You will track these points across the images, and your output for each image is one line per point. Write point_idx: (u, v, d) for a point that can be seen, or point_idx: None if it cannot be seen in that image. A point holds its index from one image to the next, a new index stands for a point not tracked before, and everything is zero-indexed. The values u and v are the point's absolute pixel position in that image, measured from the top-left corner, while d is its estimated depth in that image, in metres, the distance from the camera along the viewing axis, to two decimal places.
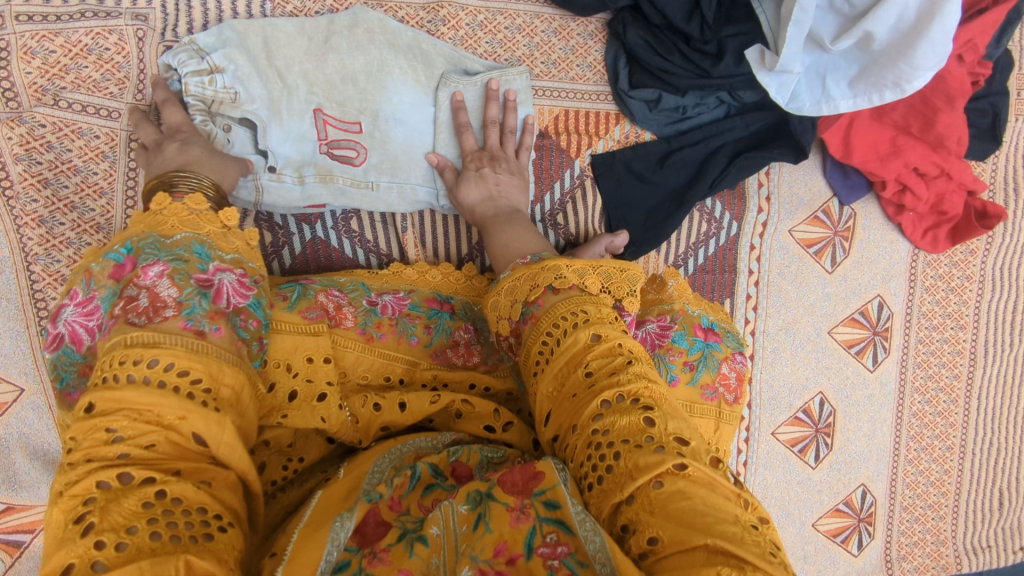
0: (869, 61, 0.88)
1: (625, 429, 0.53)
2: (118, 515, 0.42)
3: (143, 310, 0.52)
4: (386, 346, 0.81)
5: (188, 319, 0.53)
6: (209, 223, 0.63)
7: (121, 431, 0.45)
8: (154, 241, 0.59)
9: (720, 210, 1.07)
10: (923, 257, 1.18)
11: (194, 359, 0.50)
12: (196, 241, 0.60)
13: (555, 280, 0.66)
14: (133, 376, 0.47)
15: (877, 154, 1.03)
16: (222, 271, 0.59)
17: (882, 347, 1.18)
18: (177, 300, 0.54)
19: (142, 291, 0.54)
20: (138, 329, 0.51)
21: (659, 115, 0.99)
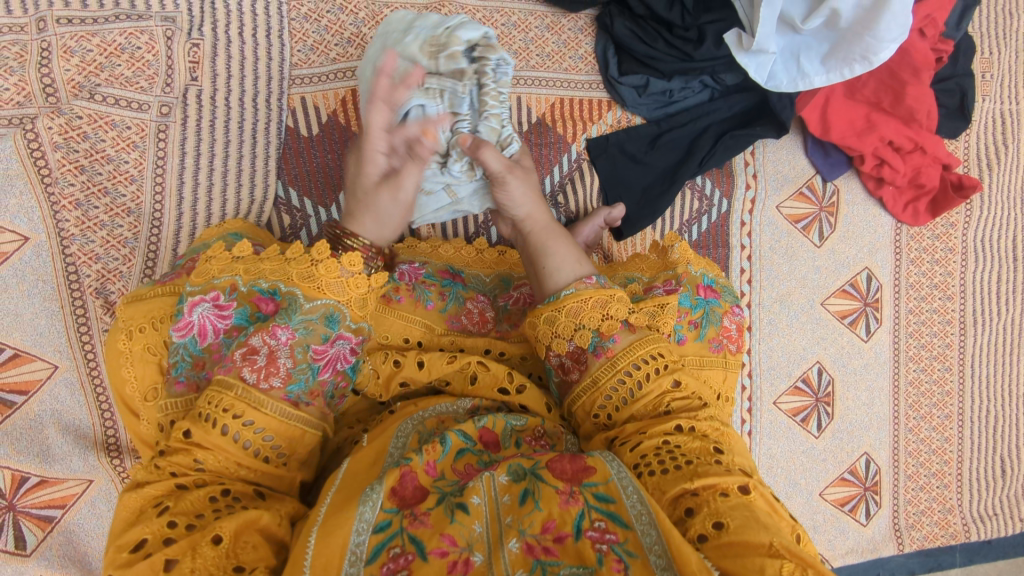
0: (838, 38, 0.96)
1: (696, 450, 0.65)
2: (188, 503, 0.55)
3: (257, 368, 0.63)
4: (404, 309, 0.86)
5: (289, 393, 0.63)
6: (353, 288, 0.69)
7: (204, 461, 0.58)
8: (298, 302, 0.67)
9: (710, 187, 1.13)
10: (906, 231, 1.24)
11: (281, 427, 0.62)
12: (332, 311, 0.68)
13: (629, 315, 0.75)
14: (226, 425, 0.59)
15: (854, 131, 1.10)
16: (341, 341, 0.68)
17: (874, 318, 1.22)
18: (289, 372, 0.64)
19: (264, 347, 0.64)
20: (246, 388, 0.61)
21: (647, 99, 1.07)
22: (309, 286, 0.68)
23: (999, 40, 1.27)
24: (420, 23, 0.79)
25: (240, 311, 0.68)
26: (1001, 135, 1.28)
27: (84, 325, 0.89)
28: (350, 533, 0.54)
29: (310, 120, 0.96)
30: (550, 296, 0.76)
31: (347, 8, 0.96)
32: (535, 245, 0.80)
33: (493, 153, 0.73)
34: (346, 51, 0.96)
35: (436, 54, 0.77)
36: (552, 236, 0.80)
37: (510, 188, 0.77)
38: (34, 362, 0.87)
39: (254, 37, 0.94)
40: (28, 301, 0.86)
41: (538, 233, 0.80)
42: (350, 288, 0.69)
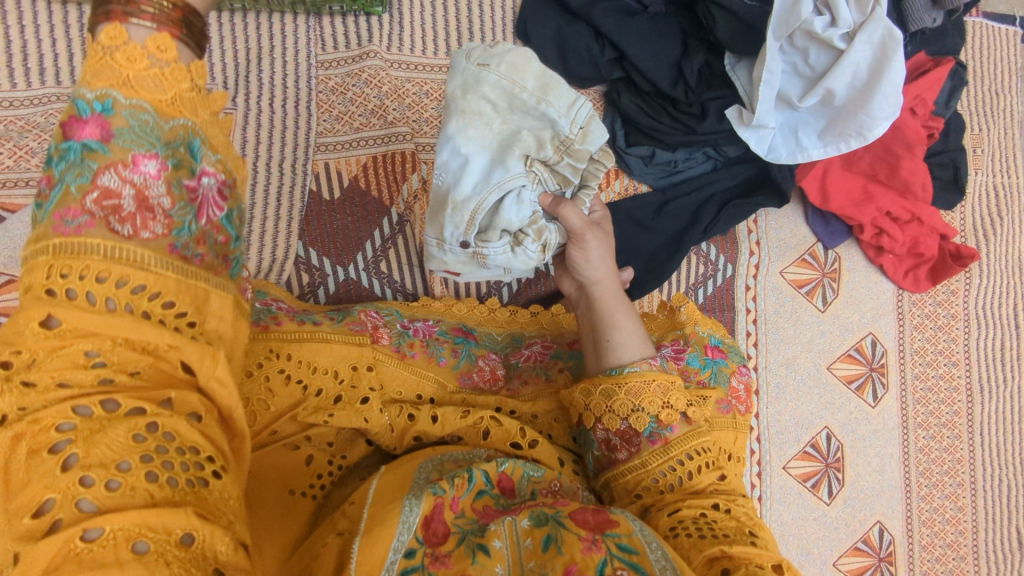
0: (833, 115, 1.02)
1: (732, 526, 0.66)
2: (107, 448, 0.41)
3: (128, 217, 0.48)
4: (418, 364, 0.86)
5: (175, 241, 0.50)
6: (175, 80, 0.53)
7: (102, 357, 0.44)
8: (147, 119, 0.51)
9: (715, 253, 1.17)
10: (908, 297, 1.26)
11: (176, 283, 0.49)
12: (192, 134, 0.53)
13: (686, 407, 0.75)
14: (111, 302, 0.46)
15: (852, 201, 1.15)
16: (208, 178, 0.54)
17: (880, 383, 1.23)
18: (168, 214, 0.50)
19: (127, 185, 0.49)
20: (113, 242, 0.47)
21: (653, 169, 1.12)
22: (163, 100, 0.52)
23: (988, 118, 1.34)
24: (554, 94, 0.75)
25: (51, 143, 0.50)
26: (996, 207, 1.32)
27: None
28: (388, 549, 0.55)
29: (332, 185, 1.01)
30: (612, 368, 0.76)
31: (372, 82, 1.03)
32: (602, 312, 0.81)
33: (574, 209, 0.79)
34: (369, 121, 1.02)
35: (559, 149, 0.78)
36: (615, 302, 0.82)
37: (586, 245, 0.81)
38: None
39: (283, 108, 1.01)
40: None
41: (609, 301, 0.82)
42: (171, 79, 0.53)
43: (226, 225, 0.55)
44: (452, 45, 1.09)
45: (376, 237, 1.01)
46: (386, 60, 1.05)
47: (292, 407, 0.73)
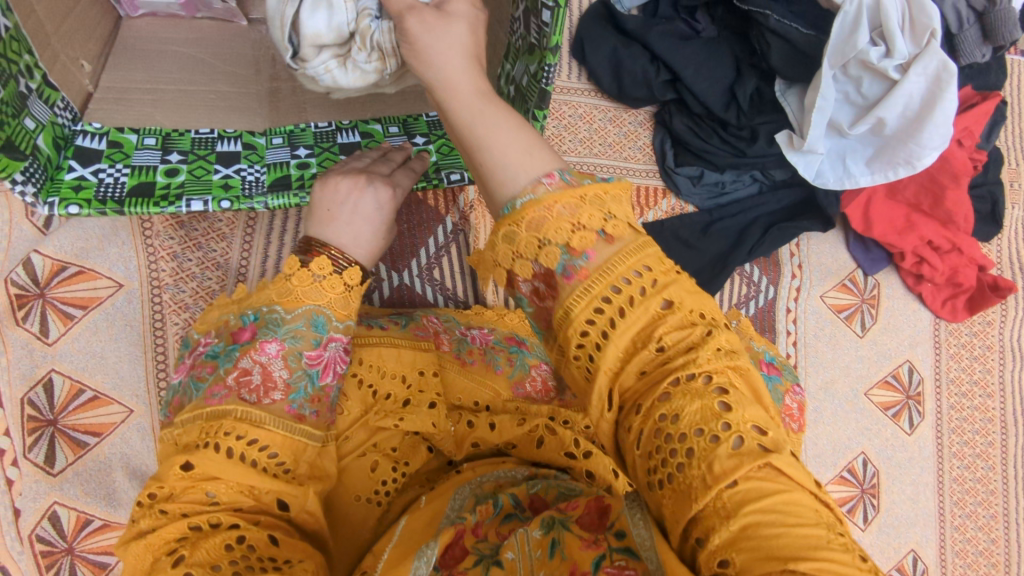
0: (882, 143, 1.05)
1: (696, 416, 0.44)
2: (205, 552, 0.51)
3: (255, 388, 0.61)
4: (478, 372, 0.89)
5: (292, 402, 0.62)
6: (331, 288, 0.68)
7: (217, 495, 0.54)
8: (277, 315, 0.66)
9: (758, 274, 1.18)
10: (945, 326, 1.27)
11: (284, 445, 0.60)
12: (315, 314, 0.67)
13: (632, 280, 0.48)
14: (230, 450, 0.57)
15: (894, 230, 1.17)
16: (332, 343, 0.67)
17: (917, 411, 1.24)
18: (287, 382, 0.63)
19: (256, 366, 0.63)
20: (249, 406, 0.60)
21: (701, 190, 1.14)
22: (289, 298, 0.67)
23: None
24: None
25: (216, 346, 0.67)
26: None
27: (163, 368, 0.92)
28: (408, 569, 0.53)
29: None
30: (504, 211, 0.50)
31: None
32: (465, 133, 0.53)
33: None
34: None
35: None
36: (477, 108, 0.53)
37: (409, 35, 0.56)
38: (111, 405, 0.90)
39: None
40: (115, 345, 0.91)
41: (466, 115, 0.53)
42: (328, 288, 0.68)
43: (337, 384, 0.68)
44: None
45: (430, 245, 1.03)
46: None
47: (363, 412, 0.77)
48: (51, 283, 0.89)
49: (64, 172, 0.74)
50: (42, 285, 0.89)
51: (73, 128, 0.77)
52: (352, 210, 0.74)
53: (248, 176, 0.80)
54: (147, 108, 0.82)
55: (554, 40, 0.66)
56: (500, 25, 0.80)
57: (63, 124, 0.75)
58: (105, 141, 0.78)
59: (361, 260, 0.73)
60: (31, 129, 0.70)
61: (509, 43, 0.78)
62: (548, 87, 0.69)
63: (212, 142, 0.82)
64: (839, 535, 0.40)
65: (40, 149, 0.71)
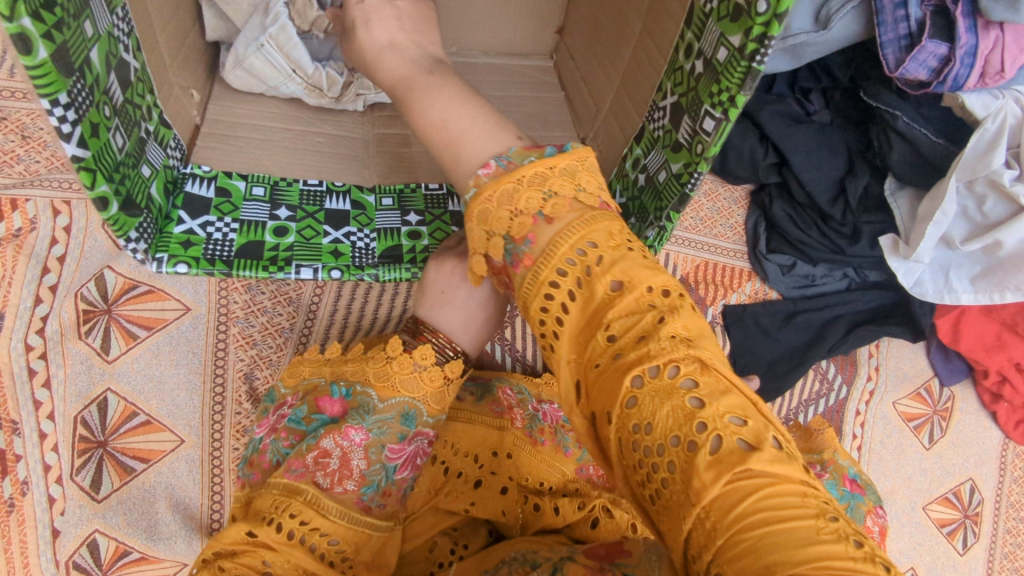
0: (993, 263, 0.99)
1: (668, 418, 0.41)
2: None
3: (330, 473, 0.57)
4: (547, 454, 0.81)
5: (362, 495, 0.58)
6: (429, 381, 0.65)
7: (272, 564, 0.48)
8: (370, 401, 0.63)
9: (833, 371, 1.13)
10: (1013, 448, 1.22)
11: (348, 533, 0.54)
12: (407, 408, 0.63)
13: (627, 277, 0.48)
14: (289, 531, 0.51)
15: (982, 345, 1.11)
16: (417, 439, 0.63)
17: (972, 531, 1.19)
18: (363, 474, 0.59)
19: (336, 450, 0.59)
20: (318, 491, 0.55)
21: (789, 279, 1.09)
22: (383, 384, 0.64)
23: None
24: None
25: (301, 411, 0.64)
26: None
27: (219, 401, 0.88)
28: None
29: None
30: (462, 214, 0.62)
31: None
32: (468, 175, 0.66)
33: None
34: None
35: None
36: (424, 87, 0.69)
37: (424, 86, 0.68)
38: (162, 433, 0.86)
39: None
40: (175, 371, 0.87)
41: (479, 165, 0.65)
42: (428, 380, 0.65)
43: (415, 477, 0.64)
44: None
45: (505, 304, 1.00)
46: None
47: (432, 492, 0.74)
48: (119, 299, 0.86)
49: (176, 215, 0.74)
50: (110, 302, 0.86)
51: (183, 170, 0.77)
52: (467, 293, 0.70)
53: (357, 242, 0.81)
54: (256, 153, 0.84)
55: (711, 151, 0.64)
56: (635, 106, 0.80)
57: (173, 165, 0.75)
58: (213, 187, 0.78)
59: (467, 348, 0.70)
60: (147, 177, 0.69)
61: (644, 128, 0.77)
62: (690, 193, 0.68)
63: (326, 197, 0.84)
64: (836, 523, 0.35)
65: (163, 208, 0.73)
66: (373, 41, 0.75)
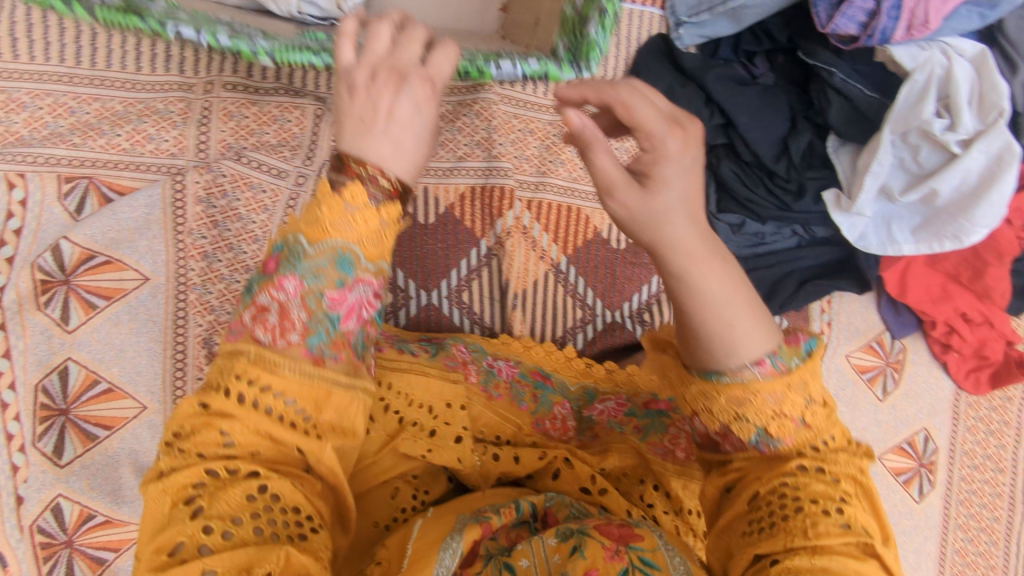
0: (931, 213, 1.03)
1: (817, 492, 0.53)
2: (225, 503, 0.47)
3: (270, 328, 0.51)
4: (502, 407, 0.85)
5: (311, 347, 0.51)
6: (364, 223, 0.53)
7: (232, 436, 0.49)
8: (299, 249, 0.52)
9: (786, 328, 1.16)
10: (965, 398, 1.26)
11: (303, 390, 0.50)
12: (342, 252, 0.53)
13: (804, 410, 0.55)
14: (242, 395, 0.49)
15: (930, 297, 1.16)
16: (361, 285, 0.53)
17: (927, 480, 1.23)
18: (305, 325, 0.51)
19: (273, 304, 0.51)
20: (261, 351, 0.50)
21: (740, 238, 1.12)
22: (313, 228, 0.53)
23: None
24: None
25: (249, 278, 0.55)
26: None
27: (181, 368, 0.90)
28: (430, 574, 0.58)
29: (429, 210, 1.01)
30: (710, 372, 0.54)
31: (482, 114, 1.03)
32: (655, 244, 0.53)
33: None
34: (473, 152, 1.03)
35: None
36: (697, 254, 0.53)
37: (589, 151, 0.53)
38: (124, 400, 0.88)
39: None
40: (135, 339, 0.89)
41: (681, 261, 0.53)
42: (363, 221, 0.53)
43: (374, 322, 0.56)
44: None
45: (462, 267, 1.02)
46: (499, 94, 1.05)
47: (386, 439, 0.72)
48: (76, 271, 0.87)
49: (163, 30, 0.81)
50: (67, 272, 0.87)
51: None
52: (392, 109, 0.55)
53: (257, 42, 0.84)
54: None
55: None
56: None
57: None
58: None
59: (400, 178, 0.55)
60: None
61: None
62: None
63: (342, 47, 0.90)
64: None
65: (150, 11, 0.80)
66: (617, 175, 0.53)
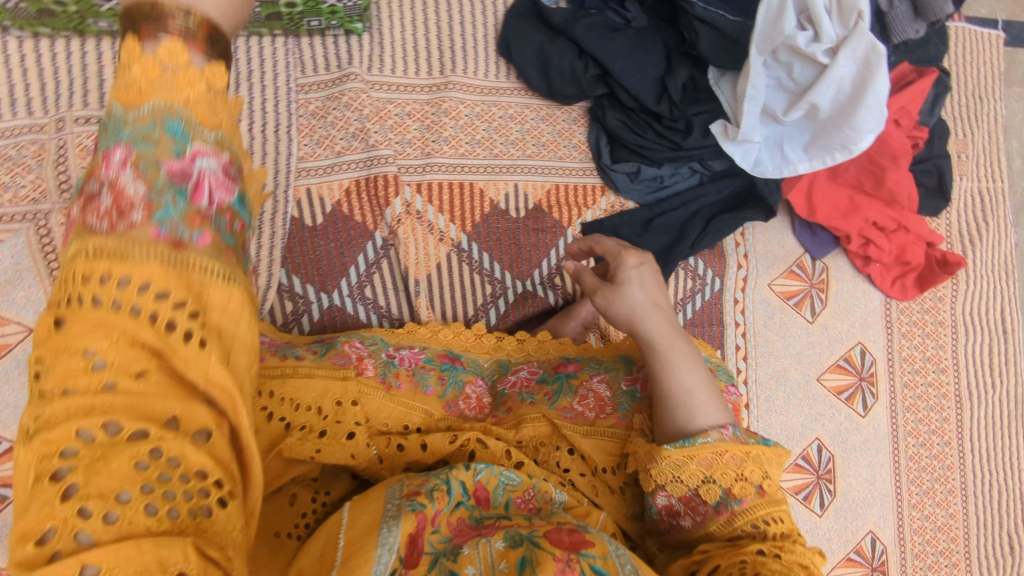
0: (818, 129, 1.02)
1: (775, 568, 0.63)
2: (107, 479, 0.38)
3: (104, 210, 0.44)
4: (405, 395, 0.83)
5: (160, 226, 0.44)
6: (189, 84, 0.49)
7: (102, 356, 0.40)
8: (117, 113, 0.48)
9: (702, 267, 1.16)
10: (896, 306, 1.26)
11: (174, 275, 0.43)
12: (168, 112, 0.48)
13: (762, 480, 0.71)
14: (97, 294, 0.41)
15: (839, 212, 1.15)
16: (203, 155, 0.48)
17: (870, 393, 1.24)
18: (147, 197, 0.45)
19: (103, 185, 0.45)
20: (103, 236, 0.43)
21: (639, 185, 1.11)
22: (157, 91, 0.48)
23: (970, 124, 1.35)
24: None
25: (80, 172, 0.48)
26: (981, 213, 1.34)
27: None
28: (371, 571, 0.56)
29: (315, 211, 0.99)
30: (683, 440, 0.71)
31: (353, 105, 1.01)
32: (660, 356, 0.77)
33: None
34: (350, 145, 1.01)
35: None
36: (672, 342, 0.78)
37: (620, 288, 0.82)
38: None
39: (266, 133, 0.99)
40: (29, 393, 0.87)
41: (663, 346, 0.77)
42: (217, 106, 0.50)
43: (240, 210, 0.50)
44: (433, 64, 1.08)
45: (360, 262, 1.00)
46: (367, 82, 1.04)
47: (271, 445, 0.72)
48: None
49: None
50: None
51: None
52: None
53: None
54: None
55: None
56: None
57: None
58: None
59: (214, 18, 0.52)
60: None
61: None
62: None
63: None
64: None
65: None
66: (637, 298, 0.81)
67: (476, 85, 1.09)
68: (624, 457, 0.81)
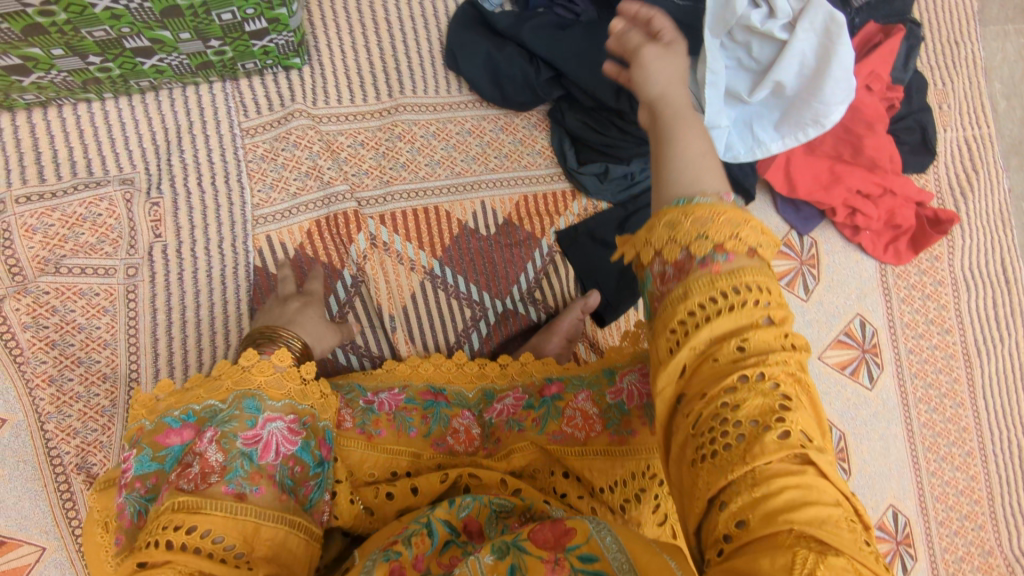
0: (786, 106, 0.97)
1: (756, 410, 0.45)
2: None
3: (192, 476, 0.58)
4: (387, 441, 0.81)
5: (230, 482, 0.58)
6: (291, 378, 0.68)
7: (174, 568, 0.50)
8: (214, 407, 0.65)
9: None
10: (891, 271, 1.23)
11: (233, 526, 0.55)
12: (247, 396, 0.65)
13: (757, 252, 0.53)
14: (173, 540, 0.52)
15: (820, 185, 1.11)
16: (272, 422, 0.64)
17: (875, 364, 1.20)
18: (223, 463, 0.60)
19: (195, 458, 0.60)
20: (186, 494, 0.56)
21: (610, 184, 1.07)
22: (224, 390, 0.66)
23: (948, 72, 1.30)
24: None
25: (143, 450, 0.64)
26: (970, 163, 1.29)
27: (69, 500, 0.86)
28: None
29: (278, 258, 0.96)
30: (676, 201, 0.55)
31: (301, 143, 0.98)
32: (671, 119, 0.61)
33: None
34: (305, 184, 0.97)
35: None
36: (688, 117, 0.61)
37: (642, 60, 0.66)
38: (19, 547, 0.85)
39: (215, 184, 0.96)
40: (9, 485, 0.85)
41: (676, 115, 0.62)
42: (290, 379, 0.68)
43: (303, 453, 0.65)
44: (380, 88, 1.04)
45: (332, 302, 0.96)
46: (313, 116, 1.00)
47: None
48: None
49: None
50: None
51: None
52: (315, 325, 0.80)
53: None
54: None
55: None
56: None
57: None
58: None
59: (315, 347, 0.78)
60: None
61: None
62: None
63: (127, 82, 0.91)
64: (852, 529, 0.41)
65: None
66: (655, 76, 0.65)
67: (427, 104, 1.06)
68: (613, 470, 0.76)
